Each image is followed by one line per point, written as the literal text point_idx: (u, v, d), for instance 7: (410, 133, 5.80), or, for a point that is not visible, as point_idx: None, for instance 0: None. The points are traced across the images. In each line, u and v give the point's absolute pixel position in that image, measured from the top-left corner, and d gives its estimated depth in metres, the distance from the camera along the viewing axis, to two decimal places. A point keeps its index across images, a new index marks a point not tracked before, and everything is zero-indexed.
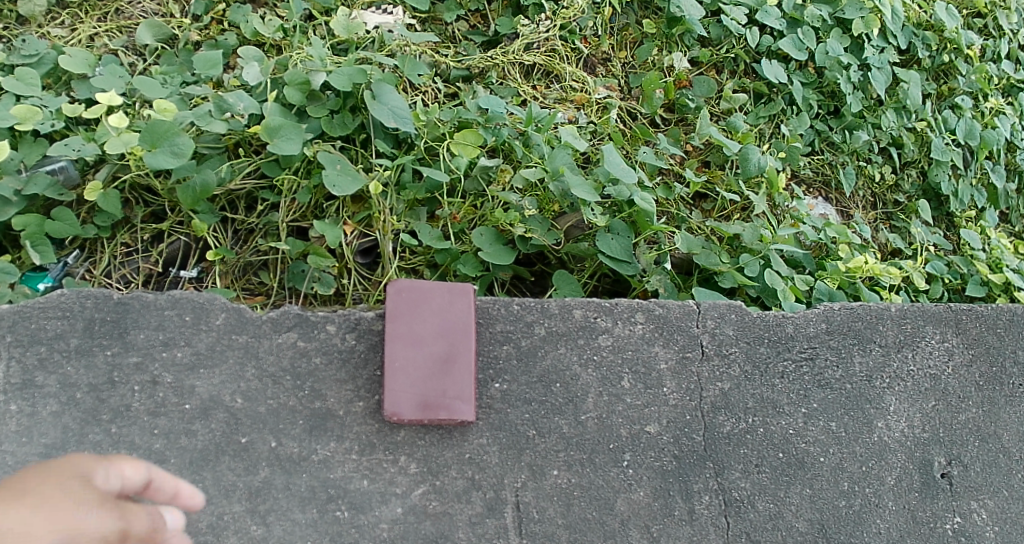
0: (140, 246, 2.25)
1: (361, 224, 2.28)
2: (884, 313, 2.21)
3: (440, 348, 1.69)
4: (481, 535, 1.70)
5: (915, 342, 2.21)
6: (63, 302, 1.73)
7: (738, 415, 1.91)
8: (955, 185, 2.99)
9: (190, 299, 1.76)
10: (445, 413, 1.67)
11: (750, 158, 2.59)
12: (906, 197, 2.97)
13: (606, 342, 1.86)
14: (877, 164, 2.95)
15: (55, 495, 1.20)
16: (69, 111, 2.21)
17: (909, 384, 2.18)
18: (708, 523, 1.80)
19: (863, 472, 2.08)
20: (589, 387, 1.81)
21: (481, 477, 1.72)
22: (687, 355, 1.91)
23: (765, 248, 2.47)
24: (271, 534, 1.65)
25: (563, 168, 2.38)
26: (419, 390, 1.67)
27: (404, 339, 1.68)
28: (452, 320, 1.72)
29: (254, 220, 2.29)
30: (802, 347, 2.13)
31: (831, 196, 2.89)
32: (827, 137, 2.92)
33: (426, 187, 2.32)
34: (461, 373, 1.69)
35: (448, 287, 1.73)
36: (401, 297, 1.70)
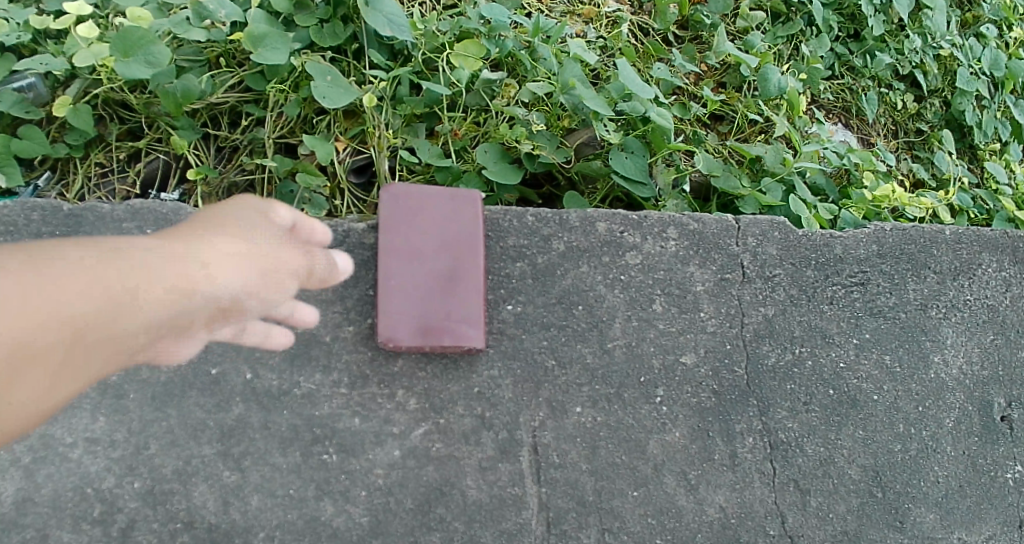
0: (117, 166, 1.92)
1: (355, 140, 1.96)
2: (938, 236, 1.96)
3: (443, 263, 1.44)
4: (494, 483, 1.46)
5: (971, 271, 1.96)
6: (5, 215, 1.48)
7: (783, 345, 1.67)
8: (980, 116, 2.57)
9: (153, 209, 1.51)
10: (450, 340, 1.42)
11: (771, 77, 2.21)
12: (929, 127, 2.57)
13: (634, 260, 1.60)
14: (899, 91, 2.54)
15: (231, 239, 1.34)
16: (38, 22, 1.89)
17: (966, 314, 1.94)
18: (752, 469, 1.57)
19: (919, 413, 1.85)
20: (617, 311, 1.56)
21: (493, 415, 1.48)
22: (726, 277, 1.67)
23: (789, 172, 2.13)
24: (248, 482, 1.42)
25: (574, 81, 2.02)
26: (419, 312, 1.42)
27: (400, 252, 1.43)
28: (457, 232, 1.46)
29: (239, 135, 1.96)
30: (853, 271, 1.87)
31: (851, 123, 2.49)
32: (847, 60, 2.53)
33: (426, 101, 1.98)
34: (470, 293, 1.44)
35: (453, 193, 1.47)
36: (397, 204, 1.44)
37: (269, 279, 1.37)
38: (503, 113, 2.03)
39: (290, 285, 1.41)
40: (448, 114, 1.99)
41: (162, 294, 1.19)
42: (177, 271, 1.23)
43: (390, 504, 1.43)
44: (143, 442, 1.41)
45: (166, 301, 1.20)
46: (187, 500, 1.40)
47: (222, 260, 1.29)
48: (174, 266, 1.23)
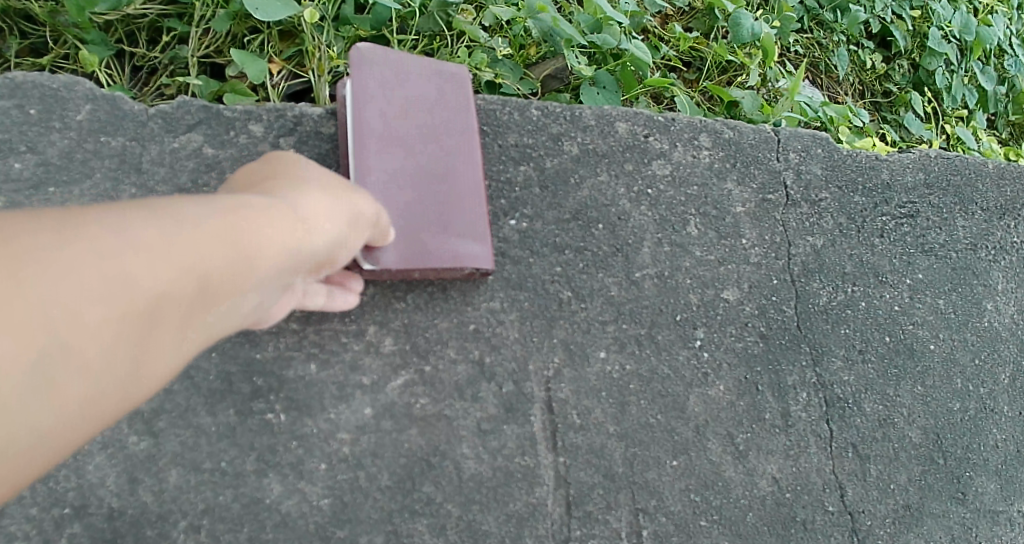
0: None
1: (292, 63, 1.47)
2: (982, 169, 1.68)
3: (437, 156, 1.11)
4: (497, 451, 1.13)
5: (1016, 210, 1.69)
6: None
7: (835, 283, 1.37)
8: (948, 80, 2.16)
9: (36, 82, 1.12)
10: (444, 257, 1.07)
11: (743, 22, 1.78)
12: (897, 90, 2.14)
13: (662, 171, 1.28)
14: (868, 50, 2.11)
15: (319, 175, 0.93)
16: None
17: (1016, 257, 1.67)
18: (807, 432, 1.27)
19: (976, 368, 1.57)
20: (644, 232, 1.25)
21: (494, 361, 1.15)
22: (769, 198, 1.35)
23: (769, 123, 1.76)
24: (164, 452, 1.05)
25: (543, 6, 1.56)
26: (404, 219, 1.07)
27: (380, 137, 1.09)
28: (450, 118, 1.14)
29: (158, 54, 1.45)
30: (902, 202, 1.58)
31: (818, 81, 2.07)
32: (817, 15, 2.07)
33: (372, 23, 1.50)
34: (470, 197, 1.11)
35: (441, 71, 1.16)
36: (375, 76, 1.11)
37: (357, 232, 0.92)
38: (461, 39, 1.57)
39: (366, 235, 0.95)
40: (398, 39, 1.53)
41: (246, 256, 0.77)
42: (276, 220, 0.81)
43: (360, 481, 1.09)
44: None
45: (229, 274, 0.76)
46: (79, 477, 1.03)
47: (319, 204, 0.87)
48: (264, 218, 0.80)
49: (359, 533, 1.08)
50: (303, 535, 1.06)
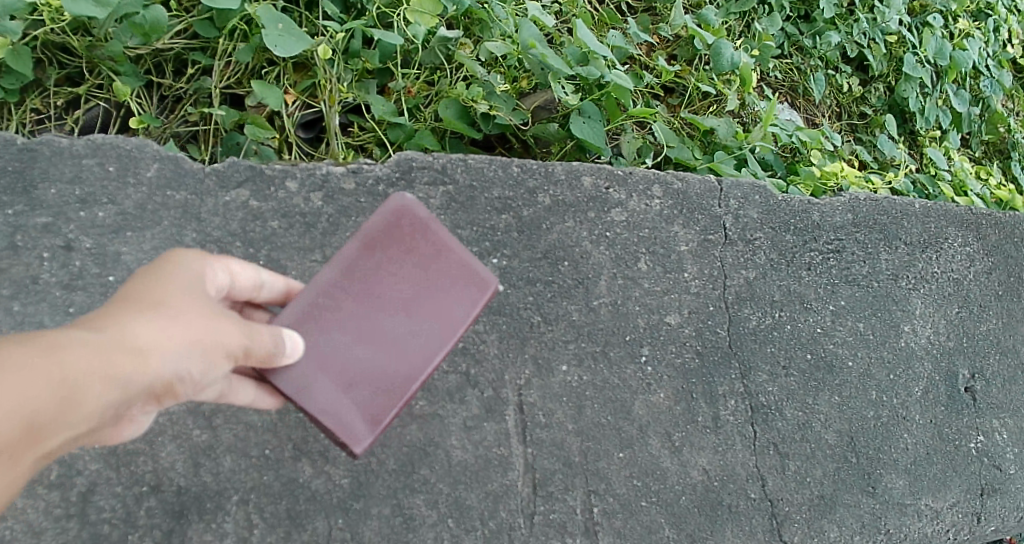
0: (53, 113, 1.74)
1: (305, 94, 1.83)
2: (908, 209, 1.96)
3: (393, 324, 1.22)
4: (479, 443, 1.41)
5: (938, 243, 1.99)
6: None
7: (765, 309, 1.66)
8: (923, 103, 2.58)
9: (116, 145, 1.42)
10: (333, 416, 1.18)
11: (723, 53, 2.11)
12: (873, 110, 2.56)
13: (619, 217, 1.57)
14: (845, 74, 2.53)
15: (186, 303, 1.09)
16: None
17: (934, 286, 1.97)
18: (733, 432, 1.56)
19: (891, 381, 1.86)
20: (602, 269, 1.53)
21: (478, 372, 1.43)
22: (710, 238, 1.64)
23: (742, 146, 2.10)
24: (219, 441, 1.33)
25: (533, 42, 1.89)
26: (332, 351, 1.20)
27: (359, 278, 1.23)
28: (437, 319, 1.23)
29: (184, 84, 1.80)
30: (830, 238, 1.86)
31: (797, 102, 2.47)
32: (797, 41, 2.48)
33: (380, 56, 1.85)
34: (392, 379, 1.21)
35: (471, 279, 1.25)
36: (397, 229, 1.25)
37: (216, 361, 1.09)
38: (459, 72, 1.93)
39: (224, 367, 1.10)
40: (402, 71, 1.88)
41: (74, 397, 0.94)
42: (113, 356, 0.99)
43: (372, 465, 1.37)
44: None
45: (56, 412, 0.93)
46: (155, 462, 1.31)
47: (171, 338, 1.04)
48: (106, 358, 0.98)
49: (371, 507, 1.36)
50: (327, 508, 1.35)
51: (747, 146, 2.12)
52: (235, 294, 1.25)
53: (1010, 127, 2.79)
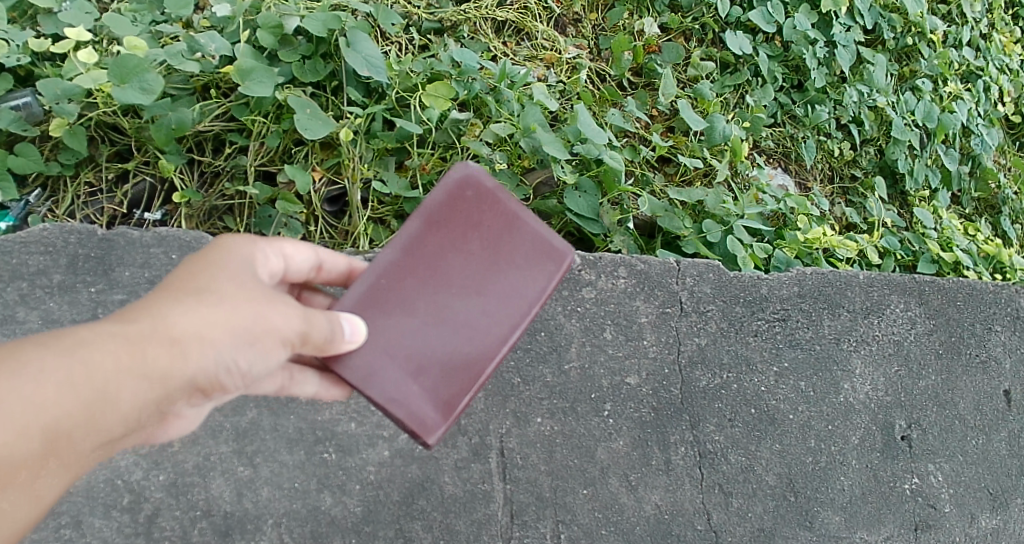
0: (105, 186, 2.15)
1: (330, 171, 2.20)
2: (852, 280, 2.23)
3: (468, 303, 1.55)
4: (467, 479, 1.85)
5: (881, 309, 2.23)
6: (47, 238, 1.86)
7: (714, 370, 2.04)
8: (911, 164, 2.87)
9: (177, 239, 1.89)
10: (412, 390, 1.51)
11: (716, 125, 2.51)
12: (862, 173, 2.86)
13: (589, 294, 2.01)
14: (836, 140, 2.81)
15: (222, 295, 1.40)
16: (36, 46, 2.13)
17: (874, 348, 2.20)
18: (683, 473, 1.96)
19: (829, 431, 2.10)
20: (573, 337, 1.97)
21: (467, 423, 1.88)
22: (667, 311, 2.05)
23: (729, 215, 2.37)
24: (259, 475, 1.78)
25: (535, 125, 2.27)
26: (413, 329, 1.53)
27: (437, 262, 1.56)
28: (506, 298, 1.56)
29: (221, 162, 2.19)
30: (776, 308, 2.14)
31: (790, 167, 2.78)
32: (789, 110, 2.80)
33: (397, 136, 2.22)
34: (471, 353, 1.53)
35: (541, 254, 1.58)
36: (465, 217, 1.58)
37: (251, 348, 1.39)
38: (467, 151, 2.28)
39: (270, 347, 1.40)
40: (417, 150, 2.25)
41: (105, 394, 1.29)
42: (145, 355, 1.31)
43: (380, 496, 1.80)
44: (168, 440, 1.76)
45: (92, 409, 1.28)
46: (207, 491, 1.76)
47: (199, 332, 1.35)
48: (133, 360, 1.31)
49: (378, 529, 1.78)
50: (343, 530, 1.78)
51: (734, 215, 2.40)
52: (292, 273, 1.65)
53: (999, 183, 3.05)
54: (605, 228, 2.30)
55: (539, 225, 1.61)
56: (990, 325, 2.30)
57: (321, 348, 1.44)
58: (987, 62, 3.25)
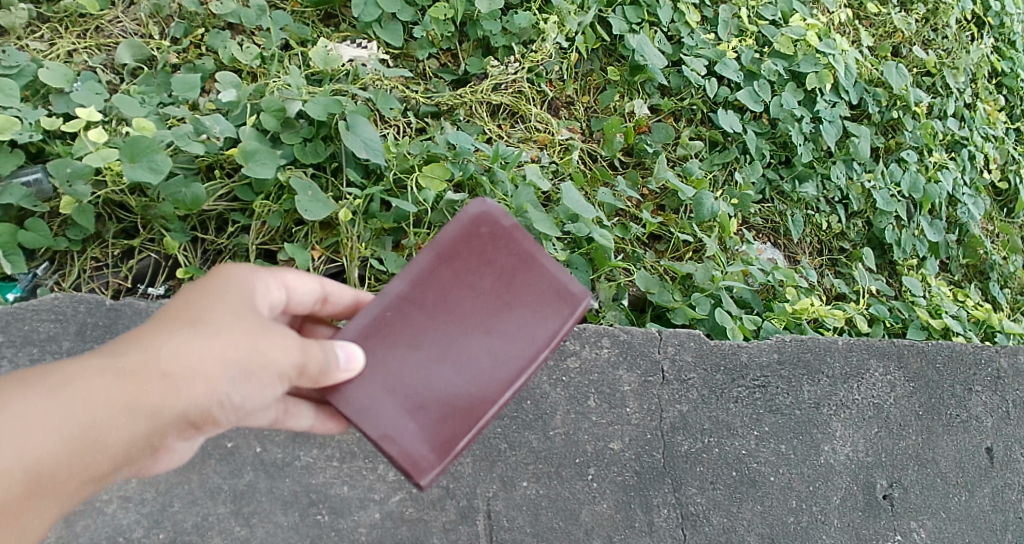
0: (111, 261, 2.27)
1: (329, 250, 2.33)
2: (831, 346, 2.30)
3: (474, 342, 1.67)
4: (455, 540, 1.95)
5: (860, 374, 2.30)
6: (57, 306, 1.98)
7: (695, 435, 2.14)
8: (898, 234, 3.00)
9: None
10: (409, 425, 1.62)
11: (704, 203, 2.61)
12: (851, 245, 2.98)
13: (574, 363, 2.11)
14: (825, 213, 2.94)
15: (217, 327, 1.49)
16: (48, 123, 2.21)
17: (854, 411, 2.27)
18: (665, 533, 2.06)
19: (810, 491, 2.18)
20: (558, 405, 2.07)
21: (455, 486, 1.97)
22: (649, 379, 2.15)
23: (716, 288, 2.49)
24: (255, 535, 1.87)
25: (527, 205, 2.39)
26: (417, 365, 1.65)
27: (448, 298, 1.68)
28: (513, 340, 1.67)
29: (224, 240, 2.31)
30: (756, 375, 2.22)
31: (779, 242, 2.89)
32: (778, 186, 2.92)
33: (393, 217, 2.35)
34: (469, 392, 1.64)
35: (555, 297, 1.69)
36: (478, 255, 1.69)
37: (247, 380, 1.48)
38: None
39: (263, 379, 1.50)
40: (414, 230, 2.36)
41: (91, 428, 1.37)
42: (136, 391, 1.40)
43: None
44: (168, 500, 1.85)
45: (77, 442, 1.36)
46: None
47: (192, 365, 1.44)
48: (121, 393, 1.40)
49: None
50: None
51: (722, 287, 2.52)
52: (295, 304, 1.77)
53: (987, 250, 3.17)
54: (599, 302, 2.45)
55: (553, 268, 1.72)
56: (969, 386, 2.38)
57: (315, 381, 1.55)
58: (971, 132, 3.38)
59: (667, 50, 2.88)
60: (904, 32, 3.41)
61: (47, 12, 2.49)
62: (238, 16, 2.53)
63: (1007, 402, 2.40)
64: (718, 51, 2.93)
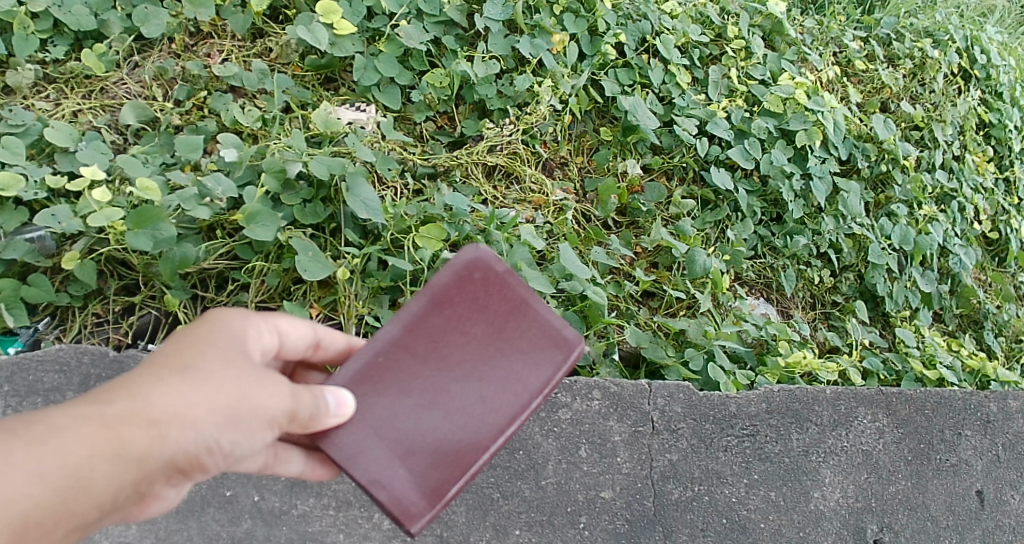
0: (112, 317, 2.34)
1: (326, 308, 2.40)
2: (819, 395, 2.36)
3: (465, 389, 1.76)
4: None
5: (848, 422, 2.35)
6: (62, 358, 2.05)
7: (686, 484, 2.19)
8: (890, 286, 3.06)
9: None
10: (399, 470, 1.71)
11: (696, 259, 2.69)
12: (844, 298, 3.05)
13: (565, 414, 2.18)
14: (816, 268, 3.03)
15: (205, 374, 1.55)
16: (53, 182, 2.31)
17: (843, 458, 2.31)
18: None
19: (801, 538, 2.22)
20: (550, 455, 2.13)
21: (448, 534, 2.05)
22: (639, 429, 2.21)
23: (708, 343, 2.55)
24: None
25: (521, 263, 2.47)
26: (409, 410, 1.75)
27: (441, 344, 1.78)
28: (504, 386, 1.77)
29: (224, 297, 2.39)
30: (744, 424, 2.27)
31: (772, 296, 2.98)
32: (769, 241, 3.02)
33: (390, 275, 2.42)
34: (460, 439, 1.73)
35: (545, 344, 1.80)
36: (471, 302, 1.81)
37: (234, 427, 1.55)
38: None
39: (251, 425, 1.56)
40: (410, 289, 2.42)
41: (79, 476, 1.43)
42: (123, 440, 1.46)
43: None
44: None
45: (65, 490, 1.42)
46: None
47: (180, 414, 1.50)
48: (110, 442, 1.45)
49: None
50: None
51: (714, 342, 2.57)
52: (287, 350, 1.85)
53: (980, 299, 3.21)
54: (592, 358, 2.49)
55: (546, 314, 1.83)
56: (958, 431, 2.42)
57: (305, 425, 1.64)
58: (961, 184, 3.42)
59: (658, 111, 2.98)
60: (892, 87, 3.50)
61: (53, 72, 2.58)
62: (241, 79, 2.64)
63: (997, 445, 2.44)
64: (708, 111, 3.02)
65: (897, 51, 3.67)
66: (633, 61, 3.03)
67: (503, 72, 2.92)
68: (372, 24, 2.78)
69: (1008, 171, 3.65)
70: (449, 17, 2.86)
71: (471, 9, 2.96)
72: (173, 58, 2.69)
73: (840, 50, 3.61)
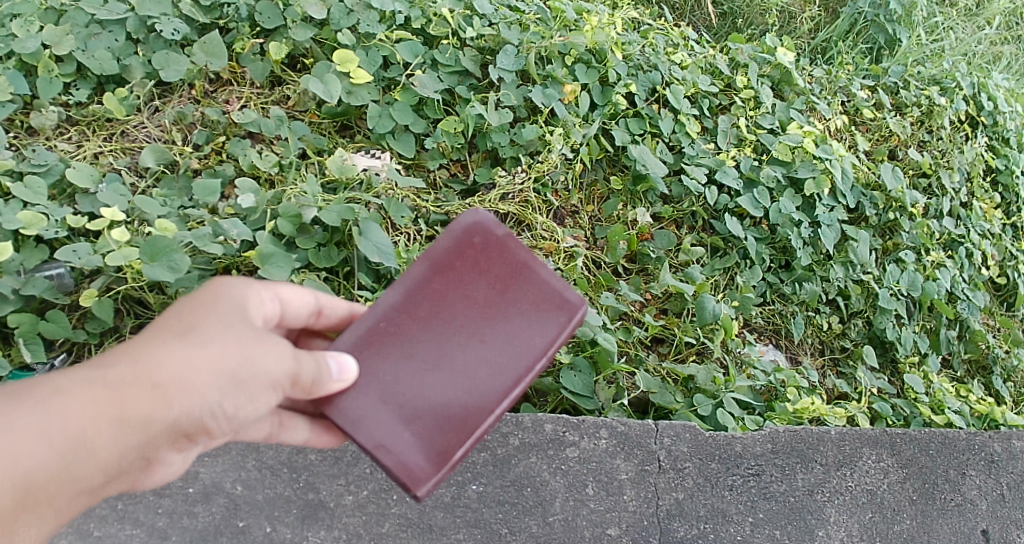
0: None
1: None
2: (825, 434, 2.39)
3: (469, 352, 1.81)
4: None
5: (853, 461, 2.37)
6: None
7: (692, 522, 2.21)
8: (898, 331, 3.09)
9: None
10: (405, 434, 1.75)
11: (706, 306, 2.74)
12: (851, 343, 3.08)
13: (573, 453, 2.21)
14: (825, 314, 3.07)
15: (204, 339, 1.63)
16: (74, 221, 2.38)
17: (848, 498, 2.33)
18: None
19: None
20: (557, 493, 2.17)
21: None
22: (646, 468, 2.24)
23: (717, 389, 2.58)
24: None
25: None
26: (413, 374, 1.79)
27: (445, 306, 1.84)
28: (511, 351, 1.81)
29: None
30: (750, 464, 2.30)
31: (781, 343, 3.02)
32: (779, 288, 3.07)
33: None
34: (466, 403, 1.77)
35: (550, 306, 1.84)
36: (472, 264, 1.86)
37: (236, 390, 1.62)
38: None
39: (253, 389, 1.64)
40: None
41: (83, 437, 1.52)
42: (124, 402, 1.55)
43: None
44: None
45: (71, 450, 1.51)
46: None
47: (179, 376, 1.58)
48: (111, 404, 1.55)
49: None
50: None
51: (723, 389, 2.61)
52: (288, 317, 1.91)
53: (989, 344, 3.23)
54: (601, 403, 2.52)
55: (549, 277, 1.88)
56: (963, 471, 2.44)
57: (308, 389, 1.69)
58: (968, 230, 3.46)
59: (668, 160, 3.05)
60: (899, 135, 3.58)
61: (76, 115, 2.67)
62: (259, 124, 2.72)
63: (1001, 485, 2.46)
64: (718, 159, 3.10)
65: (905, 100, 3.73)
66: (644, 112, 3.11)
67: (515, 120, 3.01)
68: (387, 73, 2.89)
69: (1016, 217, 3.70)
70: (462, 67, 2.96)
71: (485, 59, 3.06)
72: (193, 103, 2.79)
73: (847, 99, 3.69)
